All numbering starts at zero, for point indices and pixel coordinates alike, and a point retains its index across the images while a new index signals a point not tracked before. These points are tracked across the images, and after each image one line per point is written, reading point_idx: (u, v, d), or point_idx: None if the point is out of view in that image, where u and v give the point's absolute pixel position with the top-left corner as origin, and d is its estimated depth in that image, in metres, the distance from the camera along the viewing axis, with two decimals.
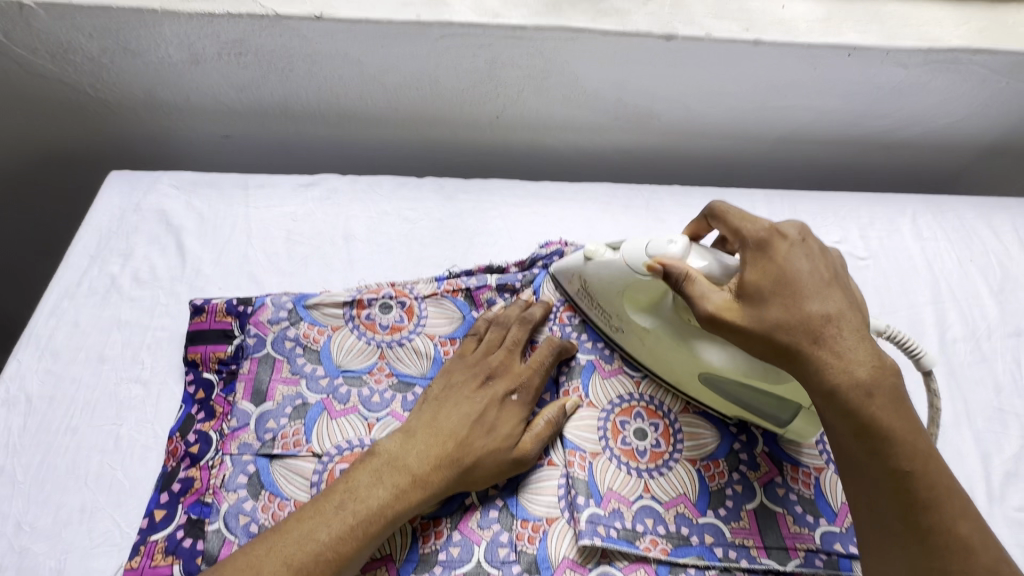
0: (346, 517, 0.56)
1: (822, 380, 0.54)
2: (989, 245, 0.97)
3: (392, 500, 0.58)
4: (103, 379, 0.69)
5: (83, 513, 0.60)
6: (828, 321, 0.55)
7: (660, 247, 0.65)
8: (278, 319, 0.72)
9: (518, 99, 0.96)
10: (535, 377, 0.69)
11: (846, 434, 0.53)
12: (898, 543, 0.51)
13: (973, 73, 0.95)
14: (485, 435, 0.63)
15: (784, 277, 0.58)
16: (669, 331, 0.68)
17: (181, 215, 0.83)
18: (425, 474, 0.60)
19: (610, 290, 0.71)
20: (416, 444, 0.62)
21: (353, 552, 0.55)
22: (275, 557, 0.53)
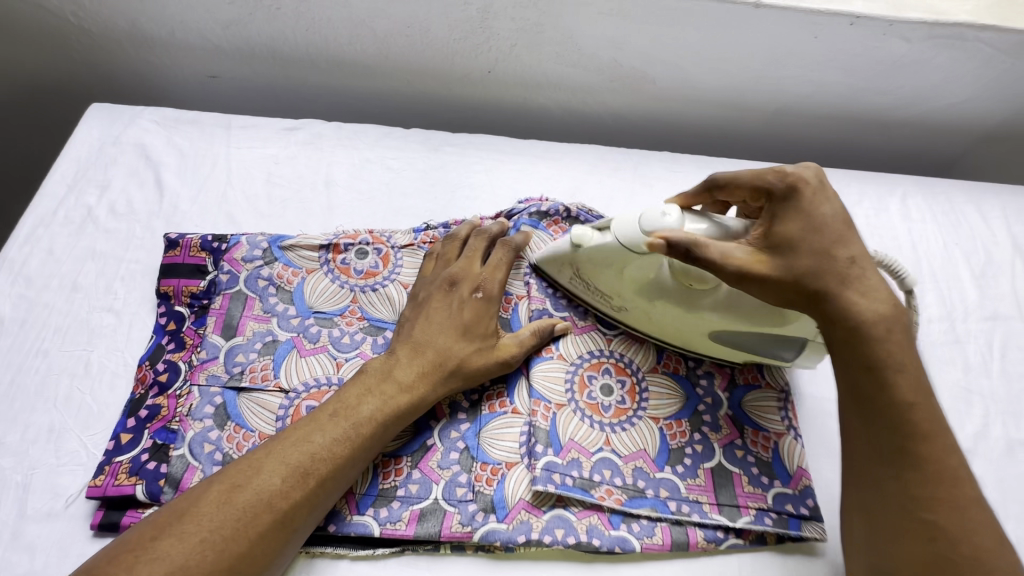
0: (340, 422, 0.59)
1: (848, 316, 0.56)
2: (977, 230, 0.96)
3: (380, 406, 0.61)
4: (75, 306, 0.69)
5: (51, 432, 0.61)
6: (852, 263, 0.57)
7: (652, 219, 0.62)
8: (252, 257, 0.72)
9: (511, 54, 0.94)
10: (495, 273, 0.71)
11: (857, 368, 0.56)
12: (895, 469, 0.54)
13: (977, 52, 0.93)
14: (462, 339, 0.66)
15: (816, 224, 0.58)
16: (675, 299, 0.68)
17: (161, 150, 0.83)
18: (411, 382, 0.63)
19: (605, 267, 0.69)
20: (402, 356, 0.65)
21: (350, 455, 0.58)
22: (273, 457, 0.56)
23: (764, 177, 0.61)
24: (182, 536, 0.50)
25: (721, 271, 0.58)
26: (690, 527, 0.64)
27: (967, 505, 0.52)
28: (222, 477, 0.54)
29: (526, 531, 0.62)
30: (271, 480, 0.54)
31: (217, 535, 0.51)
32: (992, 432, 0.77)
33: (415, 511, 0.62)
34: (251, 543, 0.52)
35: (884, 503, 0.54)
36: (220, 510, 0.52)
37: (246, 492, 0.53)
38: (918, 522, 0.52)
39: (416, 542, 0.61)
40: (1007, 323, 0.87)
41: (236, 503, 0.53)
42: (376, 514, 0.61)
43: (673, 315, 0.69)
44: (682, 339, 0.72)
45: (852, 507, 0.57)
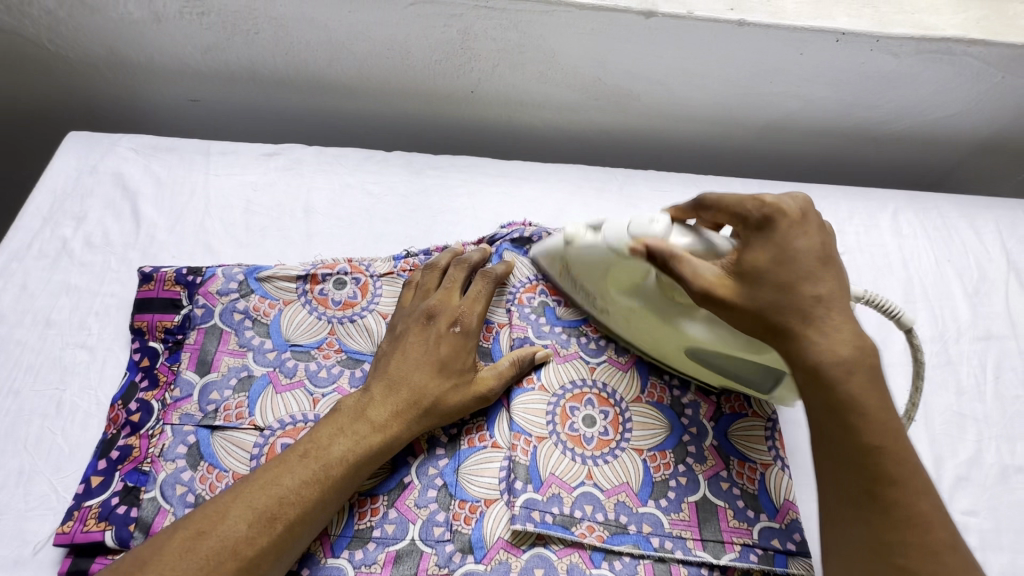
0: (310, 465, 0.58)
1: (804, 356, 0.54)
2: (970, 246, 0.95)
3: (352, 446, 0.60)
4: (48, 343, 0.68)
5: (20, 476, 0.60)
6: (817, 301, 0.55)
7: (640, 226, 0.64)
8: (227, 290, 0.71)
9: (493, 74, 0.93)
10: (475, 306, 0.70)
11: (821, 408, 0.54)
12: (863, 513, 0.52)
13: (967, 66, 0.92)
14: (438, 375, 0.65)
15: (783, 256, 0.56)
16: (653, 309, 0.68)
17: (138, 180, 0.82)
18: (384, 420, 0.62)
19: (593, 269, 0.71)
20: (376, 393, 0.64)
21: (319, 498, 0.57)
22: (240, 502, 0.55)
23: (742, 205, 0.59)
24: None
25: (687, 287, 0.58)
26: (673, 565, 0.63)
27: (940, 549, 0.50)
28: (187, 523, 0.53)
29: (505, 572, 0.60)
30: (237, 527, 0.53)
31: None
32: (986, 458, 0.76)
33: (391, 552, 0.60)
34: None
35: (854, 549, 0.52)
36: (184, 558, 0.51)
37: (211, 539, 0.52)
38: (888, 569, 0.50)
39: None
40: (1001, 342, 0.85)
41: (201, 550, 0.52)
42: (351, 556, 0.60)
43: (650, 323, 0.69)
44: (660, 352, 0.72)
45: (826, 554, 0.54)
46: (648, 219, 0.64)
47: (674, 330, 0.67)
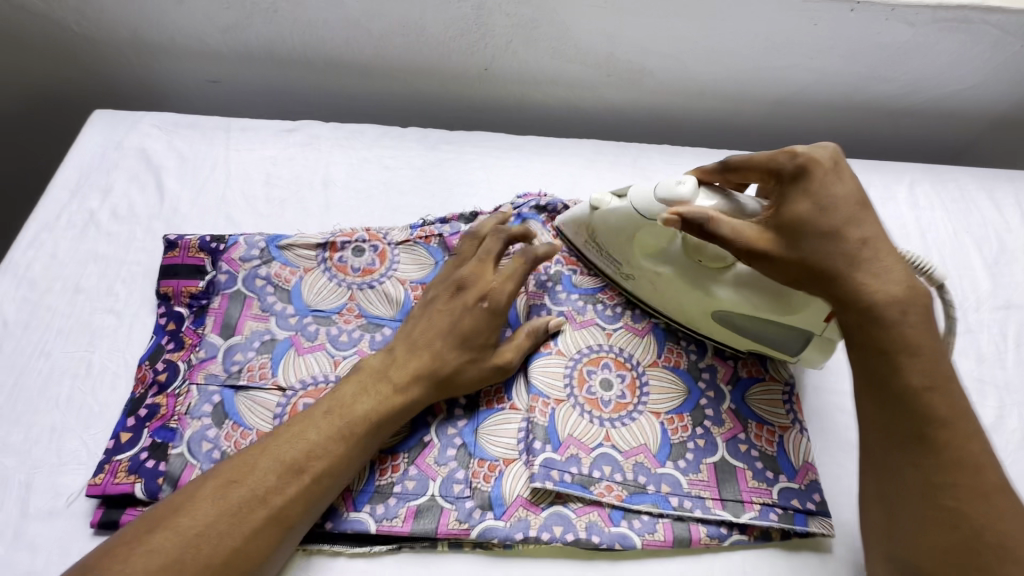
0: (335, 422, 0.59)
1: (859, 299, 0.56)
2: (989, 218, 0.94)
3: (375, 405, 0.61)
4: (77, 308, 0.70)
5: (53, 432, 0.62)
6: (864, 244, 0.57)
7: (668, 188, 0.64)
8: (250, 257, 0.72)
9: (507, 50, 0.94)
10: (506, 281, 0.67)
11: (871, 353, 0.56)
12: (914, 457, 0.54)
13: (984, 35, 0.91)
14: (457, 347, 0.65)
15: (824, 205, 0.57)
16: (682, 274, 0.69)
17: (162, 155, 0.84)
18: (405, 383, 0.63)
19: (618, 235, 0.71)
20: (400, 355, 0.65)
21: (344, 454, 0.58)
22: (268, 455, 0.56)
23: (775, 159, 0.61)
24: (177, 529, 0.51)
25: (728, 246, 0.60)
26: (692, 524, 0.63)
27: (990, 491, 0.53)
28: (217, 474, 0.55)
29: (524, 528, 0.61)
30: (264, 478, 0.55)
31: (211, 530, 0.52)
32: (1008, 423, 0.75)
33: (412, 507, 0.61)
34: (244, 539, 0.52)
35: (902, 491, 0.54)
36: (215, 506, 0.53)
37: (240, 489, 0.54)
38: (938, 509, 0.53)
39: (413, 538, 0.60)
40: (1022, 311, 0.84)
41: (230, 499, 0.53)
42: (373, 510, 0.61)
43: (683, 288, 0.69)
44: (694, 320, 0.72)
45: (873, 500, 0.57)
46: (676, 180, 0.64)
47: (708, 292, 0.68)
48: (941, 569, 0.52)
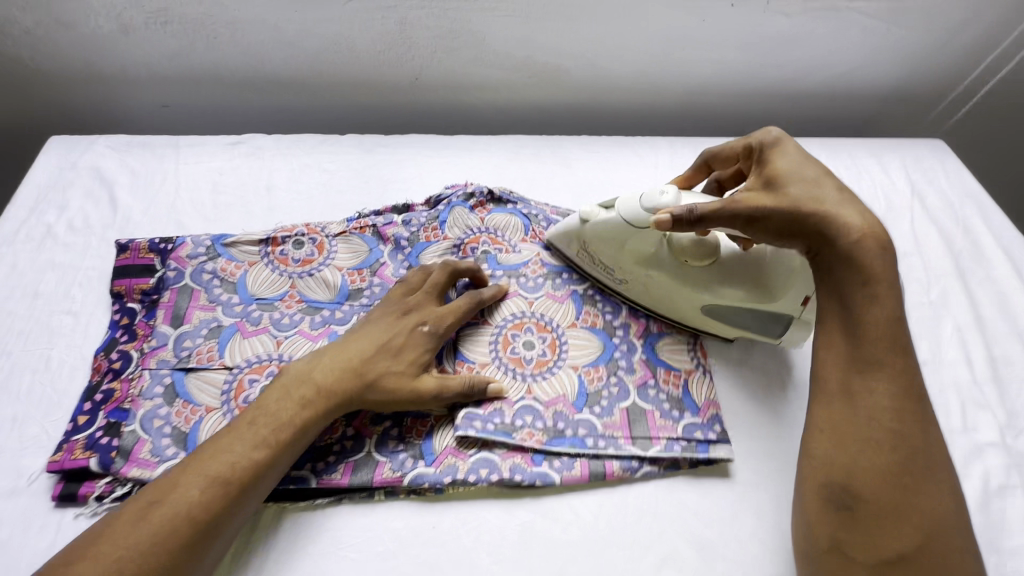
0: (258, 430, 0.63)
1: (848, 233, 0.63)
2: (876, 180, 1.04)
3: (299, 411, 0.65)
4: (36, 311, 0.76)
5: (14, 421, 0.67)
6: (839, 190, 0.67)
7: (654, 198, 0.72)
8: (196, 254, 0.79)
9: (433, 60, 1.03)
10: (449, 313, 0.75)
11: (854, 282, 0.62)
12: (872, 379, 0.59)
13: (853, 21, 1.03)
14: (388, 359, 0.70)
15: (798, 159, 0.70)
16: (674, 275, 0.76)
17: (116, 172, 0.91)
18: (329, 388, 0.67)
19: (608, 242, 0.78)
20: (325, 360, 0.69)
21: (267, 460, 0.62)
22: (191, 472, 0.60)
23: (750, 136, 0.76)
24: (97, 556, 0.53)
25: (731, 207, 0.67)
26: (607, 460, 0.70)
27: (927, 421, 0.58)
28: (140, 498, 0.58)
29: (453, 472, 0.67)
30: (188, 493, 0.58)
31: (135, 551, 0.54)
32: None
33: (350, 462, 0.67)
34: (169, 555, 0.55)
35: (857, 409, 0.59)
36: (137, 527, 0.56)
37: (163, 508, 0.57)
38: (884, 431, 0.57)
39: (352, 490, 0.66)
40: (906, 259, 0.94)
41: (153, 519, 0.56)
42: (313, 468, 0.66)
43: (677, 292, 0.77)
44: (690, 316, 0.78)
45: (821, 425, 0.60)
46: (660, 191, 0.72)
47: (700, 292, 0.75)
48: (873, 482, 0.56)
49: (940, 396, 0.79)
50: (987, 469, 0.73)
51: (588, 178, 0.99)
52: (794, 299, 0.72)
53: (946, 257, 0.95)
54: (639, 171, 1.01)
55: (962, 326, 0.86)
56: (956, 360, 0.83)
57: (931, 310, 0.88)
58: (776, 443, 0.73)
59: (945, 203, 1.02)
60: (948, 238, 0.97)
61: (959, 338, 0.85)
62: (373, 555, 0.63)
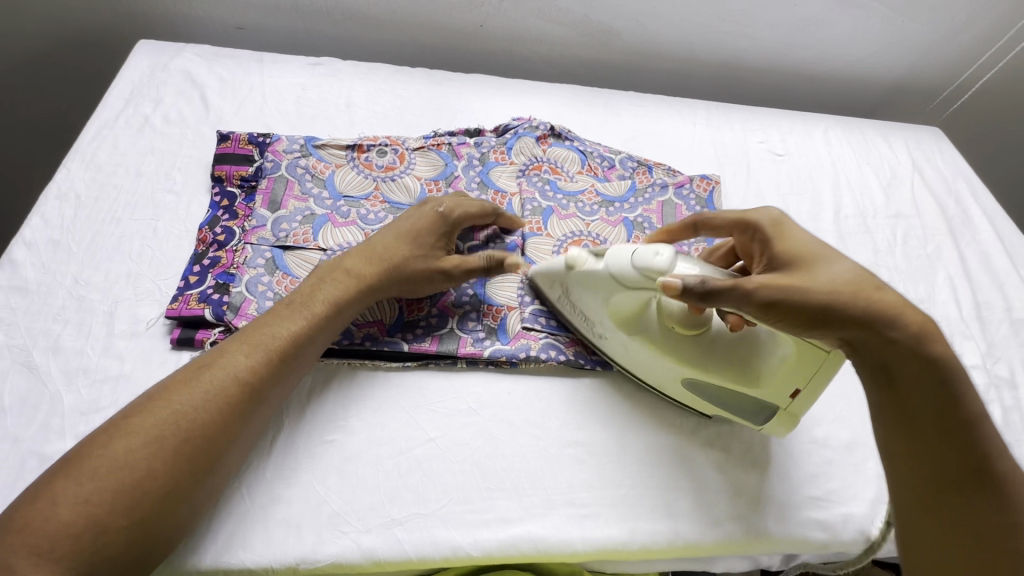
0: (298, 307, 0.66)
1: (896, 328, 0.57)
2: (884, 154, 1.18)
3: (334, 291, 0.68)
4: (141, 187, 0.82)
5: (128, 276, 0.73)
6: (872, 277, 0.60)
7: (645, 258, 0.63)
8: (291, 150, 0.86)
9: (499, 9, 1.12)
10: (459, 204, 0.77)
11: (924, 389, 0.57)
12: (965, 498, 0.57)
13: (874, 11, 1.16)
14: (408, 244, 0.73)
15: (809, 249, 0.64)
16: (656, 339, 0.69)
17: (204, 76, 0.96)
18: (360, 272, 0.70)
19: (595, 295, 0.70)
20: (353, 252, 0.72)
21: (308, 331, 0.65)
22: (237, 342, 0.62)
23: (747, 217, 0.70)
24: (155, 410, 0.55)
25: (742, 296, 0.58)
26: None
27: None
28: (192, 365, 0.61)
29: (526, 350, 0.76)
30: (237, 359, 0.61)
31: (188, 406, 0.56)
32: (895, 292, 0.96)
33: (436, 334, 0.75)
34: (222, 411, 0.58)
35: (949, 530, 0.57)
36: (190, 386, 0.58)
37: (213, 372, 0.59)
38: (994, 551, 0.55)
39: (438, 357, 0.74)
40: (907, 220, 1.07)
41: (204, 380, 0.58)
42: (404, 336, 0.74)
43: (646, 352, 0.71)
44: (664, 385, 0.73)
45: (914, 535, 0.59)
46: (653, 249, 0.63)
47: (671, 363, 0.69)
48: None
49: None
50: None
51: (635, 126, 1.09)
52: (782, 392, 0.66)
53: (940, 220, 1.08)
54: (679, 125, 1.12)
55: (952, 275, 1.00)
56: (947, 301, 0.96)
57: (928, 261, 1.01)
58: None
59: (940, 178, 1.16)
60: (943, 206, 1.11)
61: (949, 284, 0.98)
62: (457, 410, 0.71)
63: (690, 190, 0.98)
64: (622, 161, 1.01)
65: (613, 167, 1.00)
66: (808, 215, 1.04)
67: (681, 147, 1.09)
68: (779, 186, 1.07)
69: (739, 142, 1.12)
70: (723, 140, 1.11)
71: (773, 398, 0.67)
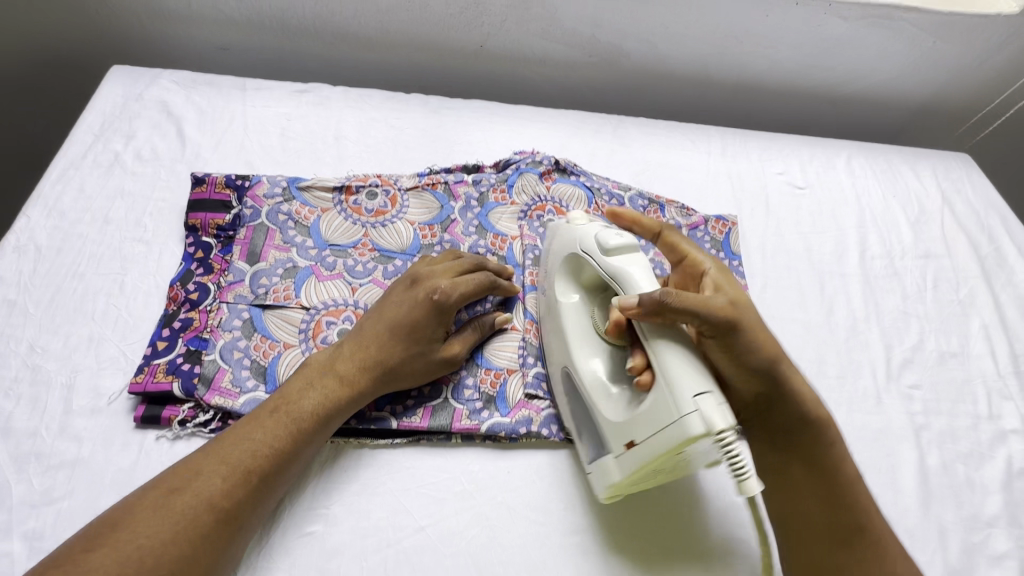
0: (283, 419, 0.60)
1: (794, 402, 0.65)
2: (911, 186, 1.10)
3: (321, 400, 0.62)
4: (107, 236, 0.75)
5: (91, 341, 0.67)
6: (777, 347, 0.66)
7: (606, 237, 0.64)
8: (273, 195, 0.79)
9: (501, 29, 1.04)
10: (460, 286, 0.69)
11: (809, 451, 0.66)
12: (841, 540, 0.62)
13: (903, 31, 1.08)
14: (404, 341, 0.66)
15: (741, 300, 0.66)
16: (590, 327, 0.67)
17: (181, 107, 0.89)
18: (351, 376, 0.64)
19: (562, 263, 0.71)
20: (345, 349, 0.65)
21: (292, 448, 0.59)
22: (213, 460, 0.56)
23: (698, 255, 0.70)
24: (116, 545, 0.48)
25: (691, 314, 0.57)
26: None
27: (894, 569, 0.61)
28: (158, 484, 0.53)
29: (527, 424, 0.69)
30: (211, 484, 0.54)
31: (155, 540, 0.50)
32: (927, 345, 0.88)
33: (428, 406, 0.68)
34: (193, 546, 0.51)
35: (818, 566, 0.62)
36: (157, 515, 0.51)
37: (185, 497, 0.53)
38: None
39: (430, 433, 0.67)
40: (938, 260, 1.00)
41: (175, 508, 0.52)
42: (393, 409, 0.67)
43: (571, 338, 0.67)
44: (556, 374, 0.70)
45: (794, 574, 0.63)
46: (616, 232, 0.64)
47: (584, 356, 0.66)
48: None
49: (968, 385, 0.85)
50: (1010, 452, 0.80)
51: (646, 158, 1.02)
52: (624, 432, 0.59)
53: (973, 260, 1.01)
54: (693, 155, 1.04)
55: (987, 324, 0.92)
56: (982, 354, 0.89)
57: (960, 307, 0.94)
58: None
59: (973, 212, 1.08)
60: (975, 243, 1.03)
61: (984, 334, 0.91)
62: (451, 493, 0.64)
63: (704, 233, 0.92)
64: (632, 199, 0.93)
65: (623, 205, 0.92)
66: (831, 257, 0.96)
67: (695, 181, 1.01)
68: (800, 223, 0.99)
69: (756, 174, 1.04)
70: (740, 172, 1.04)
71: (654, 452, 0.56)
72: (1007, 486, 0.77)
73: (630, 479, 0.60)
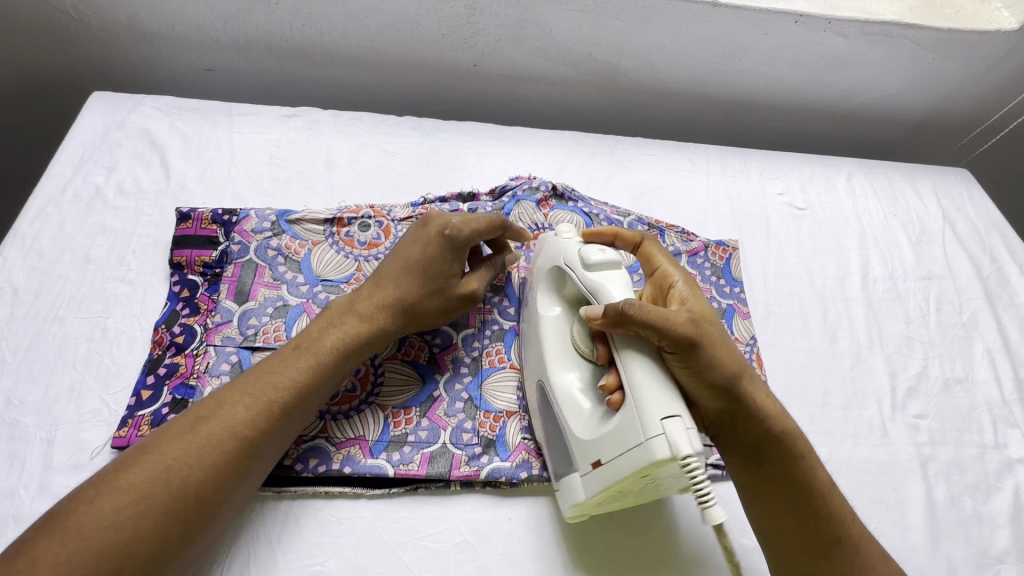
0: (304, 354, 0.60)
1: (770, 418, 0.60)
2: (911, 204, 1.08)
3: (342, 336, 0.62)
4: (88, 277, 0.72)
5: (72, 391, 0.64)
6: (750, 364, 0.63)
7: (588, 252, 0.63)
8: (261, 229, 0.76)
9: (495, 49, 1.02)
10: (473, 222, 0.68)
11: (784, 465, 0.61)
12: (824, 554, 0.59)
13: (903, 48, 1.06)
14: (422, 277, 0.66)
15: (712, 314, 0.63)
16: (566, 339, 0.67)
17: (165, 135, 0.86)
18: (371, 313, 0.64)
19: (545, 274, 0.70)
20: (363, 291, 0.66)
21: (314, 382, 0.59)
22: (238, 390, 0.56)
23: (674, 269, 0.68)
24: (147, 465, 0.49)
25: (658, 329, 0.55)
26: None
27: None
28: (187, 412, 0.54)
29: (528, 469, 0.67)
30: (237, 409, 0.54)
31: (183, 462, 0.50)
32: (931, 372, 0.87)
33: (425, 453, 0.66)
34: (219, 469, 0.51)
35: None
36: (185, 439, 0.51)
37: (212, 422, 0.53)
38: None
39: (428, 481, 0.65)
40: (940, 281, 0.99)
41: (203, 432, 0.52)
42: (389, 457, 0.65)
43: (546, 348, 0.67)
44: (531, 385, 0.69)
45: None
46: (599, 248, 0.63)
47: (558, 368, 0.65)
48: None
49: (974, 413, 0.84)
50: (1017, 483, 0.78)
51: (645, 180, 1.00)
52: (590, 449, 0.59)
53: (975, 281, 1.00)
54: (693, 177, 1.02)
55: (990, 349, 0.91)
56: (986, 380, 0.88)
57: (964, 331, 0.93)
58: (831, 453, 0.77)
59: (973, 230, 1.06)
60: (976, 263, 1.02)
61: (988, 359, 0.90)
62: (451, 545, 0.62)
63: (705, 259, 0.90)
64: (632, 224, 0.91)
65: None
66: (833, 281, 0.95)
67: (695, 204, 0.99)
68: (802, 246, 0.98)
69: (756, 195, 1.02)
70: (740, 193, 1.02)
71: (617, 474, 0.55)
72: (1016, 518, 0.75)
73: (596, 499, 0.59)
